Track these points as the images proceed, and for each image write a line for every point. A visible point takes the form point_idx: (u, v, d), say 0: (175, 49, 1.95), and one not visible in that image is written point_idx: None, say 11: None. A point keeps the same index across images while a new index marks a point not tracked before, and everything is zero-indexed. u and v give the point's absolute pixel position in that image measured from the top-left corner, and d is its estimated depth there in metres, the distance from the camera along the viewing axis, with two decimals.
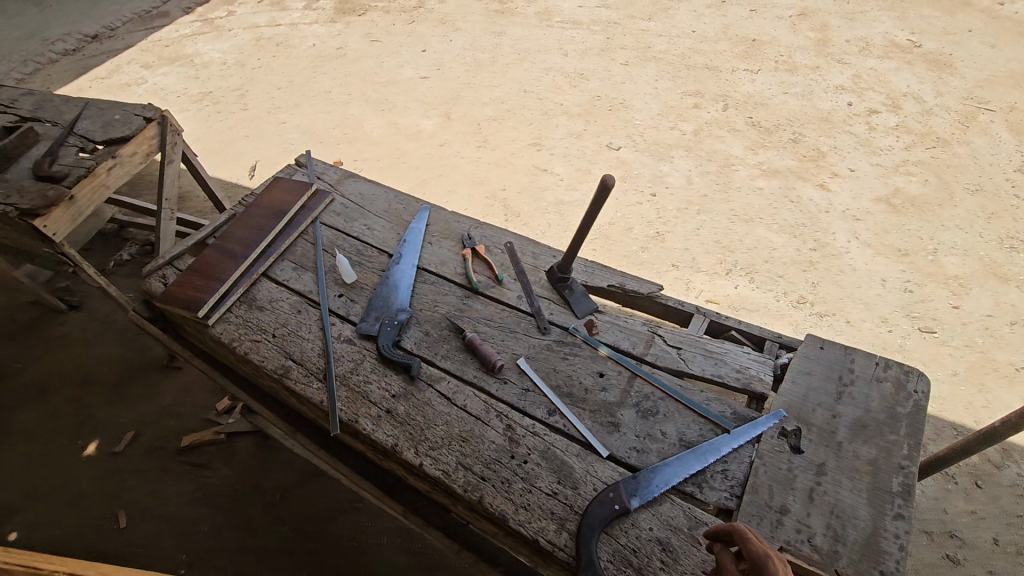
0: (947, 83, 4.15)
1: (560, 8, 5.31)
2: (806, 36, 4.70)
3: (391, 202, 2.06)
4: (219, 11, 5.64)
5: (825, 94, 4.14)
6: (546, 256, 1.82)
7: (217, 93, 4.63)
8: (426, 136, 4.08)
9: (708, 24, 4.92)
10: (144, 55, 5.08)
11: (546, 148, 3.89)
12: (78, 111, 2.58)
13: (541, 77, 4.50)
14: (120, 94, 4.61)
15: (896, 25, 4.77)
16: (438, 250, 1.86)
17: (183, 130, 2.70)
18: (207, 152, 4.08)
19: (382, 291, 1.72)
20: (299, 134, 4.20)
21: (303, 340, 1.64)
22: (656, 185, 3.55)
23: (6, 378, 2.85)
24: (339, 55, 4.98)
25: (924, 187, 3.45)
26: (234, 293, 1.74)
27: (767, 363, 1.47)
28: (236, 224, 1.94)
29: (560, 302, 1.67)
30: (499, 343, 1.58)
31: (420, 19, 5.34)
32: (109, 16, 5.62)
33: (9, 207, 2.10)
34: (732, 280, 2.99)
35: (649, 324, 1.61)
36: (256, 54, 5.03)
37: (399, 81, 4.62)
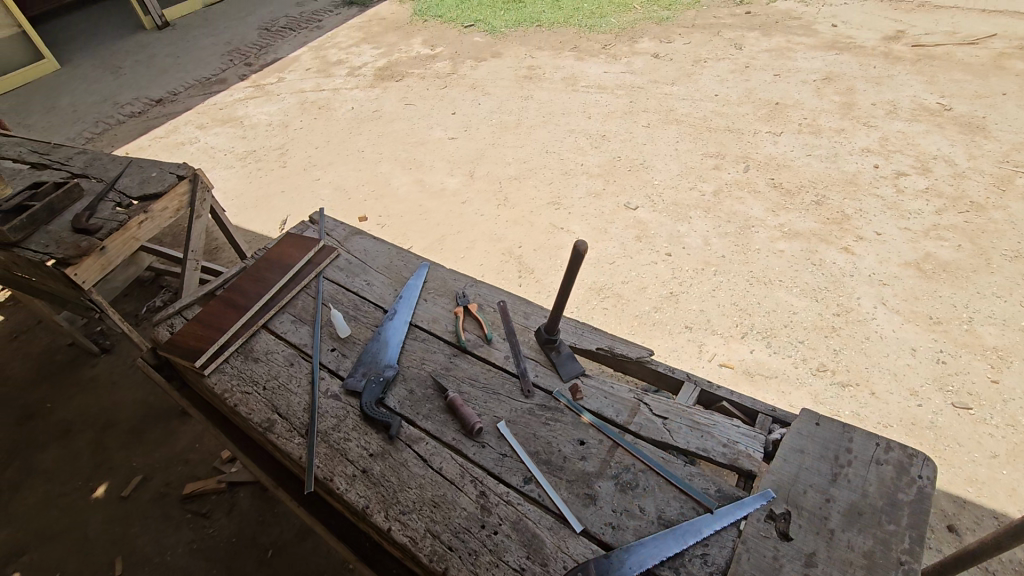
0: (980, 147, 4.04)
1: (587, 73, 5.50)
2: (831, 100, 4.70)
3: (394, 259, 2.13)
4: (271, 77, 6.10)
5: (851, 156, 4.09)
6: (537, 316, 1.83)
7: (260, 151, 4.95)
8: (449, 194, 4.21)
9: (731, 88, 5.00)
10: (200, 117, 5.51)
11: (564, 207, 3.94)
12: (122, 169, 2.81)
13: (564, 139, 4.63)
14: (174, 153, 4.99)
15: (926, 88, 4.73)
16: (433, 306, 1.89)
17: (213, 187, 2.90)
18: (245, 206, 4.33)
19: (373, 346, 1.74)
20: (331, 190, 4.41)
21: (291, 394, 1.66)
22: (672, 246, 3.54)
23: (35, 417, 2.98)
24: (375, 117, 5.27)
25: (956, 253, 3.30)
26: (231, 344, 1.79)
27: (757, 437, 1.43)
28: (245, 275, 2.02)
29: (546, 364, 1.65)
30: (481, 405, 1.55)
31: (453, 84, 5.63)
32: (174, 81, 6.16)
33: (47, 257, 2.27)
34: (747, 344, 2.93)
35: (635, 391, 1.59)
36: (300, 117, 5.38)
37: (428, 142, 4.83)
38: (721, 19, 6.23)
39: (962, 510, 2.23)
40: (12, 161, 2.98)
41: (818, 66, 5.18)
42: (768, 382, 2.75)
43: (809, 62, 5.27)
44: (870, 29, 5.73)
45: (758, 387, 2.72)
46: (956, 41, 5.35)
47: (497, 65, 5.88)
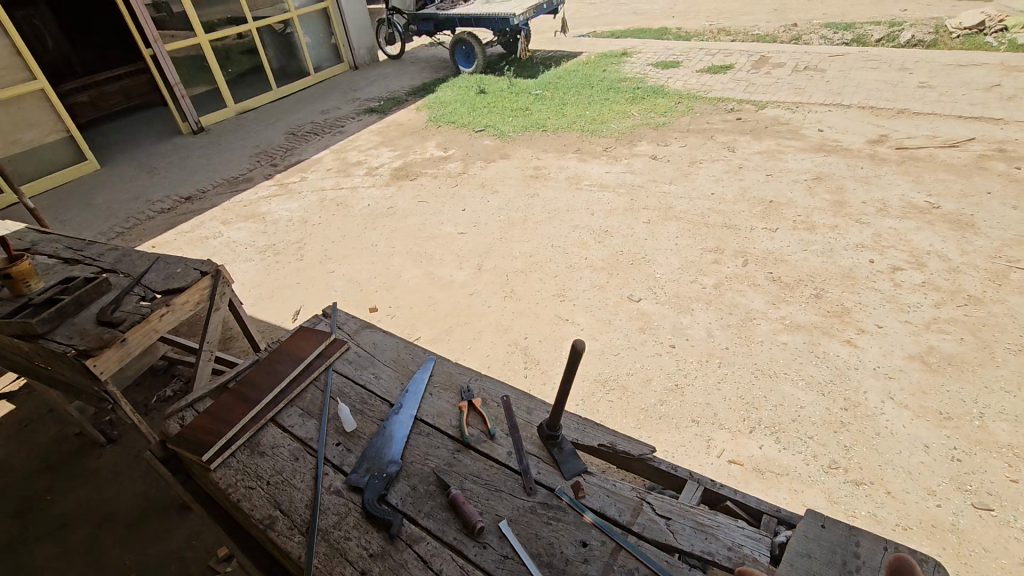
0: (971, 242, 4.18)
1: (590, 173, 5.86)
2: (822, 198, 4.94)
3: (402, 353, 2.20)
4: (294, 177, 6.53)
5: (846, 251, 4.23)
6: (540, 411, 1.86)
7: (279, 245, 5.20)
8: (458, 286, 4.36)
9: (726, 187, 5.28)
10: (225, 213, 5.85)
11: (569, 298, 4.05)
12: (149, 264, 2.99)
13: (568, 234, 4.84)
14: (198, 247, 5.26)
15: (912, 187, 4.97)
16: (438, 400, 1.93)
17: (232, 281, 3.07)
18: (260, 297, 4.49)
19: (378, 441, 1.76)
20: (344, 282, 4.58)
21: (294, 489, 1.66)
22: (676, 337, 3.59)
23: (33, 511, 2.93)
24: (390, 213, 5.57)
25: (960, 346, 3.32)
26: (239, 438, 1.82)
27: (762, 540, 1.41)
28: (256, 368, 2.09)
29: (549, 461, 1.66)
30: (482, 502, 1.55)
31: (464, 183, 5.99)
32: (204, 180, 6.60)
33: (69, 348, 2.36)
34: (755, 439, 2.89)
35: (638, 489, 1.59)
36: (319, 213, 5.70)
37: (439, 236, 5.07)
38: (714, 124, 6.70)
39: None
40: (47, 256, 3.17)
41: (808, 167, 5.49)
42: (779, 480, 2.68)
43: (799, 163, 5.59)
44: (855, 133, 6.12)
45: (770, 485, 2.65)
46: (937, 144, 5.70)
47: (505, 166, 6.28)
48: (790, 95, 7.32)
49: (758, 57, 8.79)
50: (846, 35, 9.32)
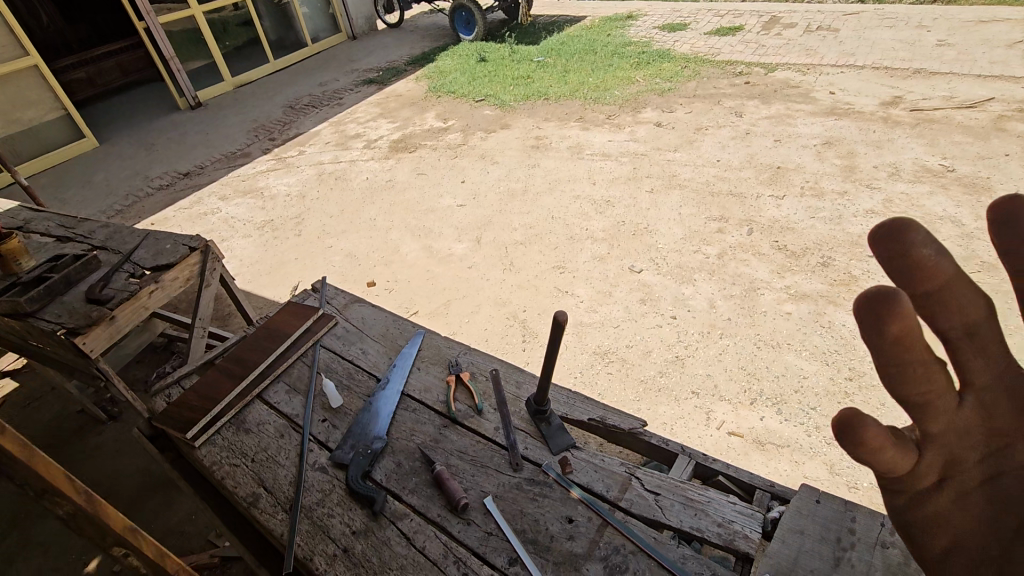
0: (987, 207, 4.03)
1: (592, 142, 5.70)
2: (832, 163, 4.78)
3: (391, 326, 2.15)
4: (292, 151, 6.42)
5: (856, 218, 4.09)
6: (528, 385, 1.82)
7: (278, 221, 5.13)
8: (456, 260, 4.29)
9: (733, 154, 5.12)
10: (223, 189, 5.78)
11: (569, 270, 3.97)
12: (139, 241, 2.95)
13: (569, 205, 4.73)
14: (196, 223, 5.21)
15: (926, 151, 4.79)
16: (425, 375, 1.89)
17: (223, 257, 3.03)
18: (259, 273, 4.45)
19: (363, 417, 1.73)
20: (342, 257, 4.52)
21: (279, 467, 1.64)
22: (678, 308, 3.52)
23: None
24: (388, 186, 5.47)
25: None
26: (224, 415, 1.79)
27: (754, 516, 1.36)
28: (242, 346, 2.05)
29: (537, 436, 1.62)
30: (468, 479, 1.52)
31: (463, 154, 5.86)
32: (201, 156, 6.51)
33: (58, 326, 2.33)
34: (757, 411, 2.84)
35: (626, 465, 1.55)
36: (317, 188, 5.60)
37: (437, 209, 4.97)
38: (721, 89, 6.47)
39: None
40: (40, 235, 3.14)
41: (818, 131, 5.31)
42: (780, 452, 2.64)
43: (808, 128, 5.40)
44: (868, 96, 5.89)
45: (771, 456, 2.62)
46: (955, 105, 5.46)
47: (506, 136, 6.12)
48: (802, 57, 7.04)
49: (768, 18, 8.46)
50: None
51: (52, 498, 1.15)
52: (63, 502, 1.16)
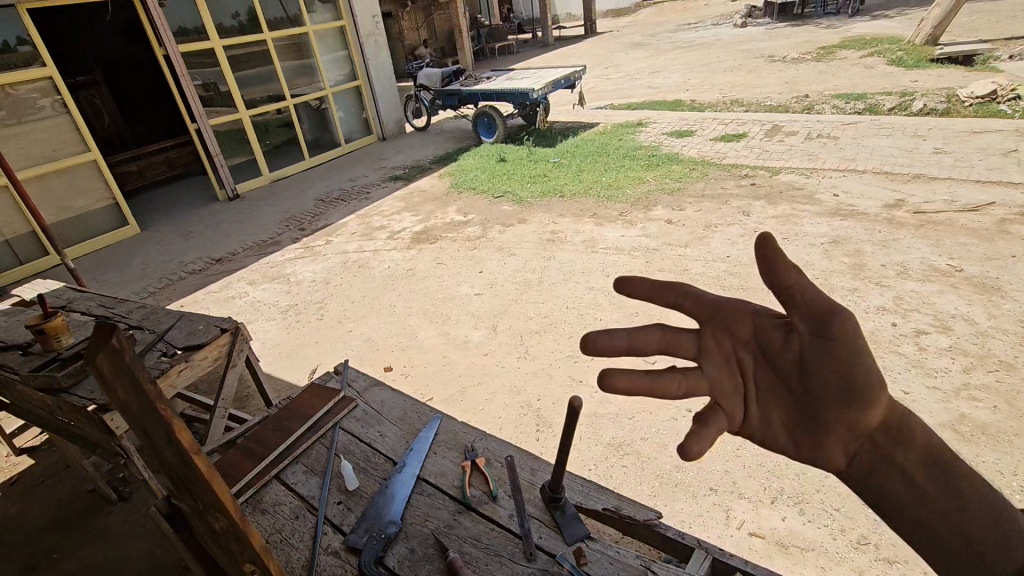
0: (999, 307, 4.07)
1: (605, 237, 5.95)
2: (840, 261, 4.91)
3: (409, 410, 2.21)
4: (320, 240, 6.77)
5: (867, 314, 4.15)
6: (543, 472, 1.84)
7: (302, 305, 5.33)
8: (472, 346, 4.38)
9: (742, 251, 5.30)
10: (252, 274, 6.06)
11: (583, 360, 4.03)
12: (173, 322, 3.11)
13: (584, 295, 4.87)
14: (224, 306, 5.43)
15: (933, 251, 4.92)
16: (441, 459, 1.91)
17: (251, 338, 3.15)
18: (281, 355, 4.57)
19: (379, 500, 1.74)
20: (361, 341, 4.64)
21: (292, 549, 1.63)
22: (692, 401, 3.51)
23: (39, 568, 2.89)
24: (409, 274, 5.69)
25: (994, 414, 3.17)
26: (242, 494, 1.82)
27: None
28: (264, 426, 2.11)
29: (551, 525, 1.62)
30: (481, 568, 1.50)
31: (482, 246, 6.13)
32: (235, 243, 6.89)
33: (89, 401, 2.42)
34: (777, 510, 2.75)
35: (641, 559, 1.53)
36: (341, 274, 5.85)
37: (456, 297, 5.14)
38: (729, 190, 6.81)
39: None
40: (81, 314, 3.32)
41: (824, 230, 5.51)
42: (805, 555, 2.53)
43: (815, 227, 5.61)
44: (871, 198, 6.15)
45: (795, 560, 2.51)
46: (956, 208, 5.67)
47: (523, 229, 6.42)
48: (804, 161, 7.45)
49: (770, 127, 9.04)
50: (857, 105, 9.55)
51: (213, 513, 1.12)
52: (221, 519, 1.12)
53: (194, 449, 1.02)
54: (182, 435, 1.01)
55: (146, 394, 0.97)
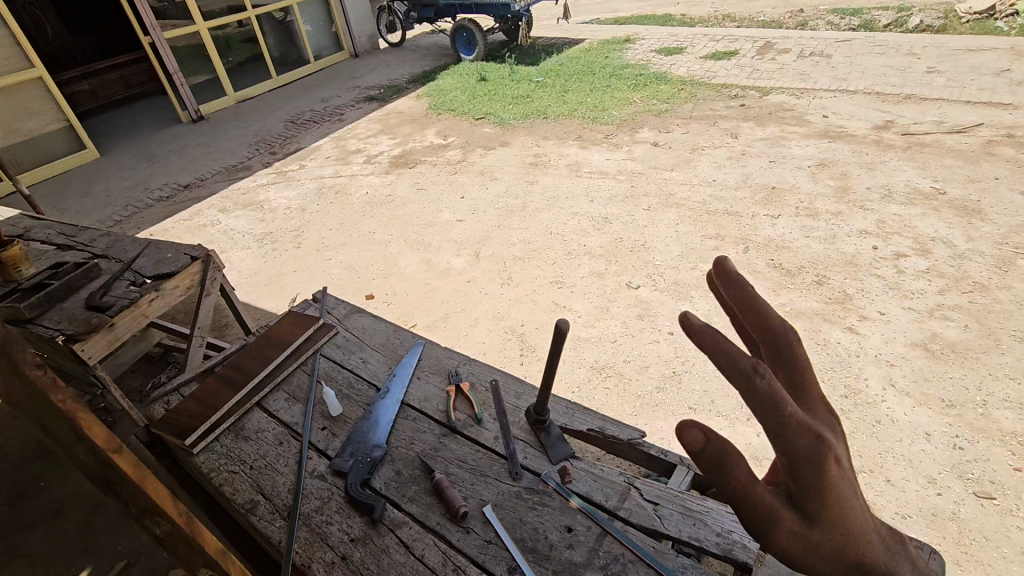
0: (978, 229, 4.09)
1: (590, 160, 5.77)
2: (826, 185, 4.86)
3: (391, 337, 2.16)
4: (293, 165, 6.46)
5: (850, 238, 4.15)
6: (528, 395, 1.84)
7: (277, 233, 5.15)
8: (454, 273, 4.32)
9: (729, 174, 5.20)
10: (223, 201, 5.81)
11: (567, 286, 4.00)
12: (141, 250, 2.97)
13: (567, 221, 4.78)
14: (195, 235, 5.22)
15: (919, 173, 4.88)
16: (425, 384, 1.90)
17: (225, 267, 3.03)
18: (259, 285, 4.46)
19: (363, 425, 1.73)
20: (341, 269, 4.54)
21: (278, 474, 1.63)
22: (675, 324, 3.54)
23: (26, 496, 2.90)
24: (388, 200, 5.51)
25: (964, 333, 3.26)
26: (223, 422, 1.79)
27: (753, 528, 1.40)
28: (243, 354, 2.05)
29: (536, 446, 1.64)
30: (467, 487, 1.53)
31: (463, 170, 5.92)
32: (203, 169, 6.55)
33: (57, 333, 2.33)
34: (753, 427, 2.85)
35: (625, 475, 1.57)
36: (318, 201, 5.64)
37: (437, 224, 5.01)
38: (717, 111, 6.59)
39: None
40: (41, 242, 3.15)
41: (812, 153, 5.41)
42: None
43: (803, 149, 5.50)
44: (861, 119, 6.01)
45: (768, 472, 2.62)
46: (945, 130, 5.58)
47: (505, 153, 6.19)
48: (796, 81, 7.20)
49: (762, 43, 8.65)
50: (853, 21, 9.14)
51: (148, 518, 0.98)
52: (160, 524, 0.98)
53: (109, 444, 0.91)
54: (95, 428, 0.90)
55: (36, 385, 0.84)
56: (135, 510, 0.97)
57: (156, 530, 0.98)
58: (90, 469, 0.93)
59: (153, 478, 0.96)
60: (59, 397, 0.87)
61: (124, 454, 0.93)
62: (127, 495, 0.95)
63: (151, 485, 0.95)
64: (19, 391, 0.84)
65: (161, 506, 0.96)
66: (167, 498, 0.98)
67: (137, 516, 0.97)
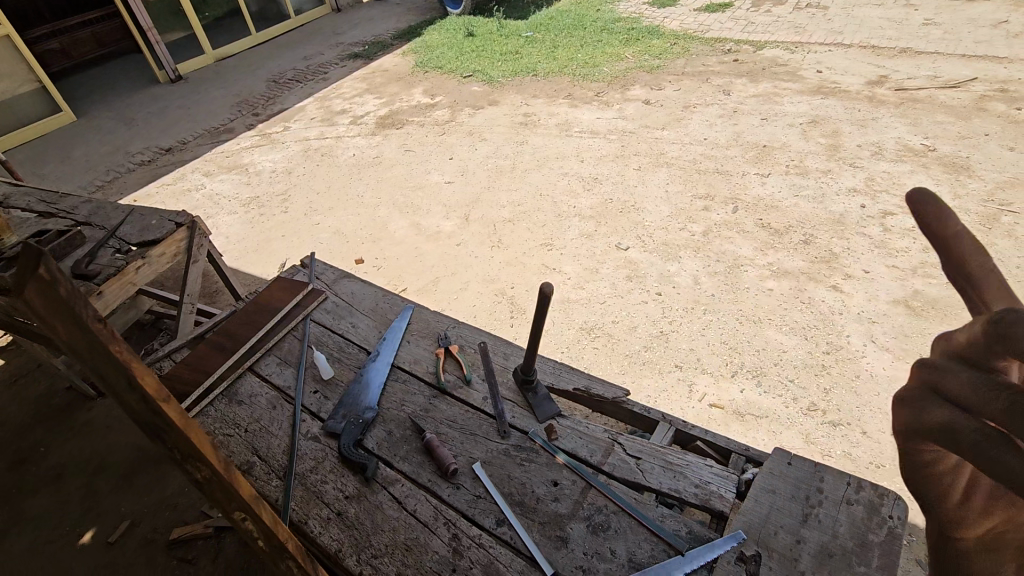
0: (965, 186, 4.11)
1: (580, 119, 5.68)
2: (817, 142, 4.83)
3: (380, 301, 2.18)
4: (277, 127, 6.32)
5: (838, 197, 4.17)
6: (516, 356, 1.88)
7: (263, 197, 5.08)
8: (444, 236, 4.31)
9: (720, 132, 5.15)
10: (207, 165, 5.69)
11: (556, 248, 4.01)
12: (124, 217, 2.94)
13: (557, 182, 4.74)
14: (180, 200, 5.14)
15: (909, 130, 4.85)
16: (415, 348, 1.93)
17: (211, 233, 3.00)
18: (247, 250, 4.43)
19: (355, 388, 1.76)
20: (329, 234, 4.50)
21: (272, 436, 1.67)
22: (663, 285, 3.58)
23: (28, 461, 2.95)
24: (376, 162, 5.42)
25: (945, 290, 3.32)
26: (216, 387, 1.81)
27: (729, 478, 1.46)
28: (232, 321, 2.06)
29: (523, 405, 1.68)
30: (457, 446, 1.57)
31: (451, 131, 5.82)
32: (184, 131, 6.40)
33: None
34: (737, 383, 2.93)
35: (609, 431, 1.62)
36: (304, 163, 5.55)
37: (426, 186, 4.96)
38: (710, 67, 6.46)
39: None
40: (22, 210, 3.09)
41: (804, 110, 5.35)
42: (758, 422, 2.74)
43: (795, 106, 5.44)
44: (854, 74, 5.93)
45: (749, 426, 2.71)
46: (938, 85, 5.52)
47: (494, 112, 6.07)
48: (791, 34, 7.03)
49: None
50: None
51: (190, 464, 0.96)
52: (202, 469, 0.98)
53: (160, 395, 0.87)
54: (148, 380, 0.85)
55: (95, 336, 0.79)
56: (179, 454, 0.95)
57: (199, 474, 0.98)
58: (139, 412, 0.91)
59: (197, 429, 0.94)
60: (117, 348, 0.82)
61: (174, 404, 0.90)
62: (173, 442, 0.93)
63: (195, 435, 0.92)
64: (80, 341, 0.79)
65: (202, 456, 0.95)
66: (209, 448, 0.97)
67: (180, 461, 0.95)
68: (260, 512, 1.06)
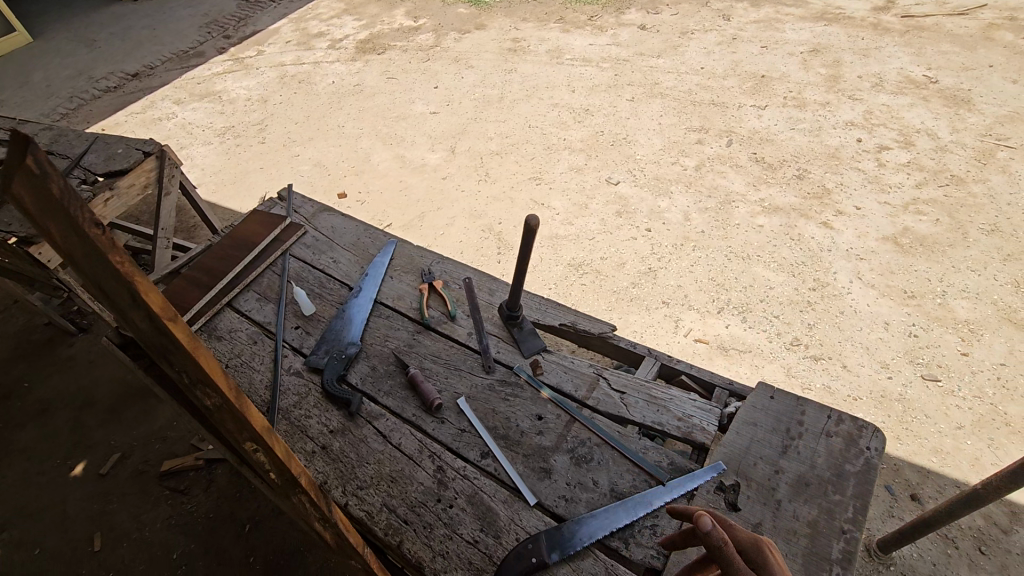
0: (964, 120, 4.02)
1: (571, 45, 5.38)
2: (816, 73, 4.64)
3: (362, 236, 2.11)
4: (250, 50, 5.93)
5: (835, 130, 4.05)
6: (501, 292, 1.85)
7: (239, 127, 4.84)
8: (430, 169, 4.16)
9: (718, 61, 4.92)
10: (177, 91, 5.37)
11: (545, 182, 3.90)
12: (88, 145, 2.77)
13: (547, 113, 4.55)
14: (150, 129, 4.88)
15: (913, 60, 4.67)
16: (398, 283, 1.88)
17: (182, 163, 2.85)
18: (224, 183, 4.26)
19: (337, 323, 1.73)
20: (310, 167, 4.33)
21: (253, 372, 1.64)
22: (652, 221, 3.52)
23: (13, 396, 2.93)
24: (356, 91, 5.15)
25: (934, 227, 3.30)
26: (194, 322, 1.76)
27: (712, 411, 1.47)
28: (208, 255, 1.99)
29: (508, 340, 1.67)
30: (441, 381, 1.57)
31: (436, 57, 5.50)
32: (150, 54, 5.98)
33: (9, 234, 2.23)
34: (723, 318, 2.95)
35: (595, 366, 1.62)
36: (280, 91, 5.25)
37: (409, 116, 4.73)
38: None
39: (925, 480, 2.29)
40: None
41: (806, 37, 5.11)
42: (742, 357, 2.77)
43: (796, 33, 5.19)
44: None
45: (732, 360, 2.75)
46: (946, 11, 5.27)
47: (482, 37, 5.72)
48: None
49: None
50: None
51: (199, 389, 0.88)
52: (211, 396, 0.89)
53: (168, 314, 0.75)
54: (153, 297, 0.73)
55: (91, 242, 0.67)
56: (187, 378, 0.87)
57: (208, 400, 0.90)
58: (146, 332, 0.80)
59: (210, 354, 0.83)
60: (117, 258, 0.69)
61: (183, 324, 0.78)
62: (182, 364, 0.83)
63: (207, 363, 0.81)
64: (76, 247, 0.67)
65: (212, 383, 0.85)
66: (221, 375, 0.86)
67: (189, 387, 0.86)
68: (273, 445, 0.96)
